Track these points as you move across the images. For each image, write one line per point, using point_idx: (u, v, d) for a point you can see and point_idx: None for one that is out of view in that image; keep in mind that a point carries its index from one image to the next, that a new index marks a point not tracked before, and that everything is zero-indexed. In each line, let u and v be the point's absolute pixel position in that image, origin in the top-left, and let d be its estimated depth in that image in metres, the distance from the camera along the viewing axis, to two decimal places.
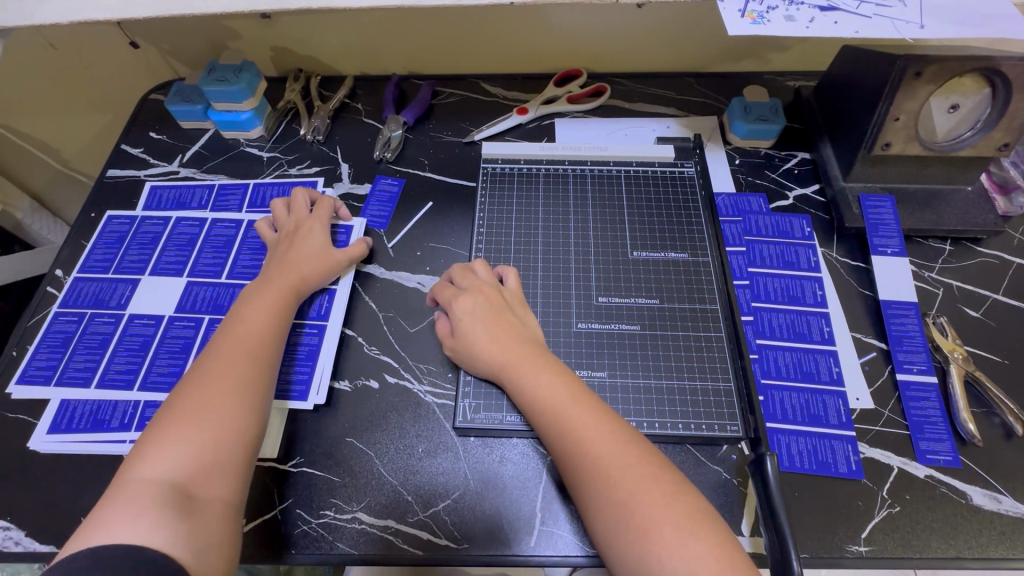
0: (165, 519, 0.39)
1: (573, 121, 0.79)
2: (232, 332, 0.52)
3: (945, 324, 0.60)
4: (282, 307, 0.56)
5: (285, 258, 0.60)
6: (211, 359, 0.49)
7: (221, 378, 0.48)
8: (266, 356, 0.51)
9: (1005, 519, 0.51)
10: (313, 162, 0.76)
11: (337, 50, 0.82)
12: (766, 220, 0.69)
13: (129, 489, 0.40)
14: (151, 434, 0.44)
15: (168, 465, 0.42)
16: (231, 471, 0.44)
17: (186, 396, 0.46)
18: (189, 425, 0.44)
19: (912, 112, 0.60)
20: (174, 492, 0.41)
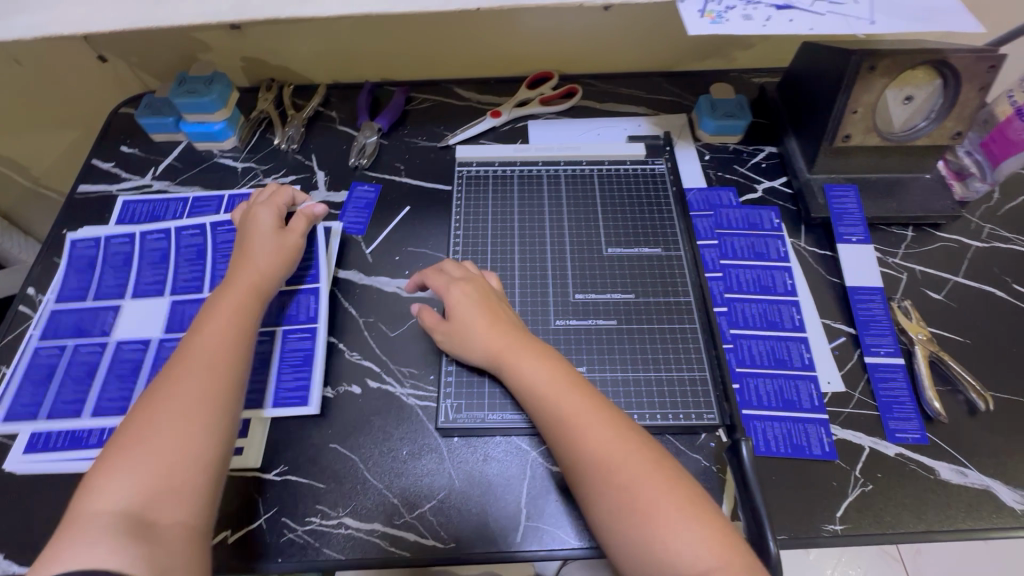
0: (123, 545, 0.39)
1: (546, 123, 0.80)
2: (190, 350, 0.50)
3: (909, 307, 0.63)
4: (244, 315, 0.54)
5: (248, 264, 0.58)
6: (173, 376, 0.48)
7: (170, 400, 0.46)
8: (225, 367, 0.50)
9: (971, 492, 0.53)
10: (288, 171, 0.76)
11: (308, 59, 0.82)
12: (736, 214, 0.71)
13: (82, 524, 0.40)
14: (103, 462, 0.43)
15: (122, 495, 0.42)
16: (193, 495, 0.43)
17: (141, 419, 0.45)
18: (140, 452, 0.43)
19: (870, 104, 0.63)
20: (127, 520, 0.40)
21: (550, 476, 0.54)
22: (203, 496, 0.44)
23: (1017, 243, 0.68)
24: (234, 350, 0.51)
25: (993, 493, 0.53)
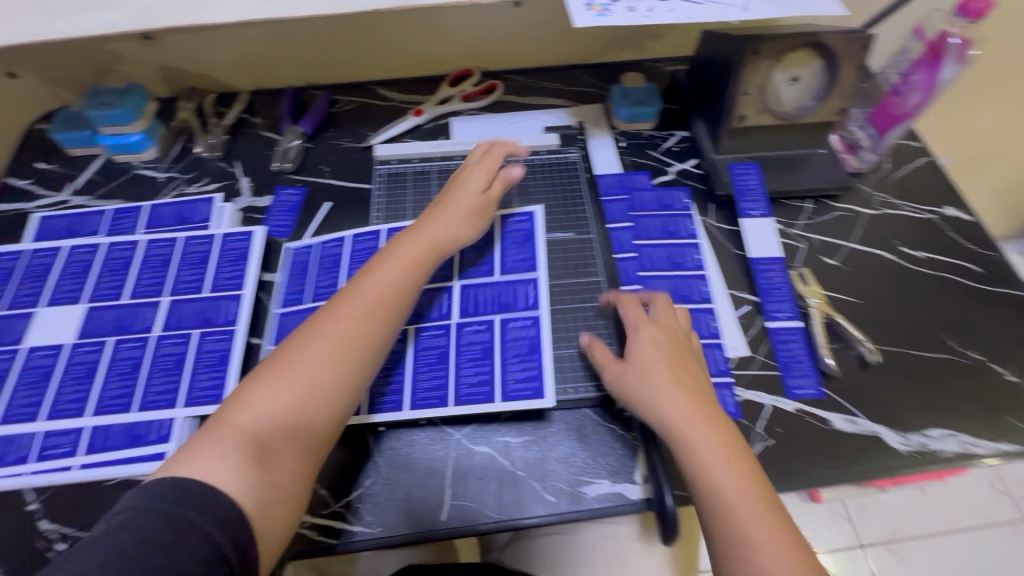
0: (243, 466, 0.43)
1: (468, 118, 0.82)
2: (356, 293, 0.53)
3: (806, 274, 0.68)
4: (402, 288, 0.55)
5: (427, 226, 0.60)
6: (327, 316, 0.52)
7: (336, 342, 0.50)
8: (379, 331, 0.52)
9: (861, 438, 0.58)
10: (212, 179, 0.76)
11: (227, 66, 0.83)
12: (649, 195, 0.74)
13: (225, 431, 0.45)
14: (253, 382, 0.48)
15: (257, 419, 0.46)
16: (313, 434, 0.48)
17: (292, 359, 0.49)
18: (299, 384, 0.48)
19: (758, 86, 0.67)
20: (257, 445, 0.45)
21: (473, 455, 0.57)
22: (325, 441, 0.49)
23: (904, 209, 0.74)
24: (400, 297, 0.55)
25: (879, 437, 0.58)
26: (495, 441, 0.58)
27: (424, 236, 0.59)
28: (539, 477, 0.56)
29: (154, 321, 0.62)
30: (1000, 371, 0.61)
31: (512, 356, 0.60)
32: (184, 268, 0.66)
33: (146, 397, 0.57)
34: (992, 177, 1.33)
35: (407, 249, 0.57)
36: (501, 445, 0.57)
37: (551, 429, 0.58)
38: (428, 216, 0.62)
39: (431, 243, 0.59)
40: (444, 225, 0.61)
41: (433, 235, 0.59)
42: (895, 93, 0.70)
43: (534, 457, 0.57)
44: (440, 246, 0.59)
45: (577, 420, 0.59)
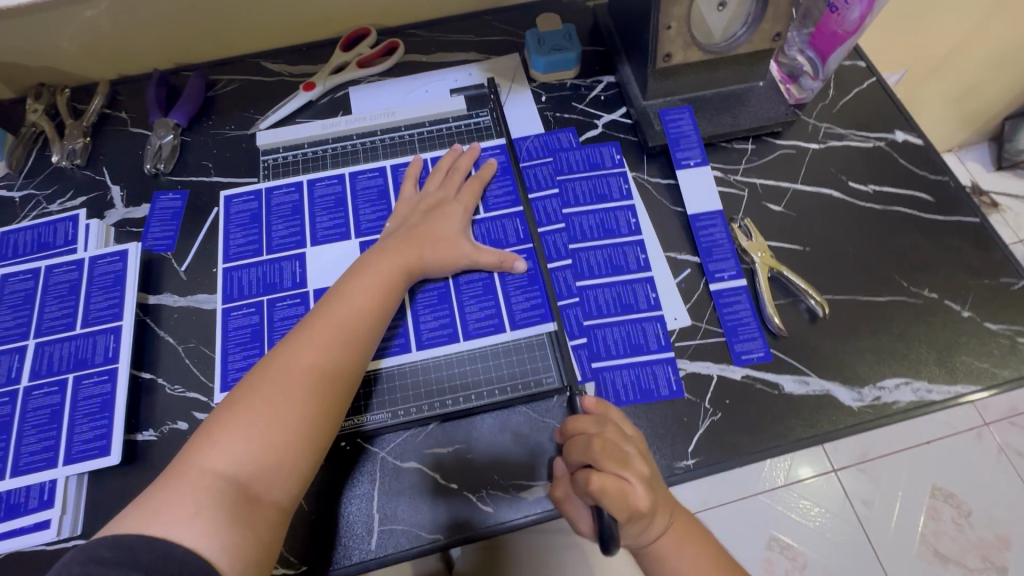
0: (218, 521, 0.39)
1: (367, 86, 0.72)
2: (327, 315, 0.50)
3: (749, 226, 0.62)
4: (387, 292, 0.53)
5: (412, 230, 0.57)
6: (299, 341, 0.48)
7: (308, 368, 0.47)
8: (355, 344, 0.49)
9: (813, 399, 0.54)
10: (76, 192, 0.66)
11: (74, 54, 0.70)
12: (576, 155, 0.66)
13: (194, 478, 0.41)
14: (219, 418, 0.44)
15: (232, 460, 0.42)
16: (295, 473, 0.44)
17: (265, 389, 0.45)
18: (272, 414, 0.44)
19: (682, 17, 0.58)
20: (235, 490, 0.41)
21: (402, 473, 0.52)
22: (306, 475, 0.45)
23: (851, 139, 0.68)
24: (377, 314, 0.52)
25: (832, 396, 0.54)
26: (426, 455, 0.53)
27: (412, 238, 0.56)
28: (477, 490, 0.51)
29: (21, 370, 0.54)
30: (954, 307, 0.58)
31: (513, 289, 0.58)
32: (49, 303, 0.57)
33: (21, 458, 0.50)
34: (949, 82, 1.26)
35: (386, 259, 0.54)
36: (431, 458, 0.53)
37: (484, 435, 0.53)
38: (419, 216, 0.59)
39: (420, 243, 0.56)
40: (431, 223, 0.58)
41: (432, 236, 0.57)
42: (833, 9, 0.61)
43: (470, 465, 0.52)
44: (426, 244, 0.56)
45: (514, 421, 0.54)
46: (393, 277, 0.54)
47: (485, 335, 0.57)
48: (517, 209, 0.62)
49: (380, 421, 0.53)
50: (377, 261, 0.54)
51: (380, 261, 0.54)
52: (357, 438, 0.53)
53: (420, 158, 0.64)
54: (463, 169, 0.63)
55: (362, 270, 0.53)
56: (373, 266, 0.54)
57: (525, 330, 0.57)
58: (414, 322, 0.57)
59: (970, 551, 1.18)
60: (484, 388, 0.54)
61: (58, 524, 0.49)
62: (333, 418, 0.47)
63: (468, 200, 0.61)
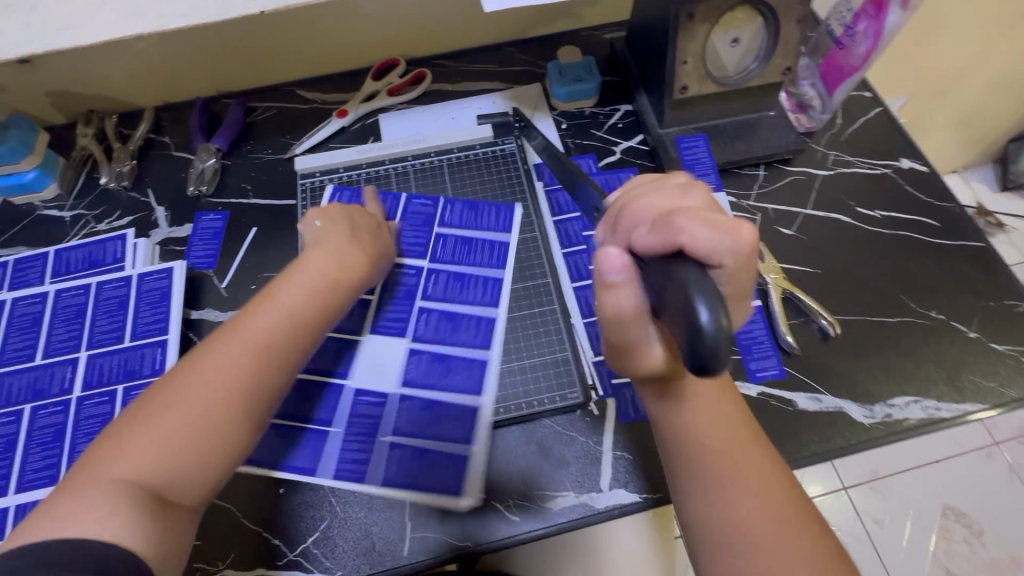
0: (130, 516, 0.38)
1: (397, 114, 0.76)
2: (237, 330, 0.48)
3: (762, 249, 0.65)
4: (297, 315, 0.51)
5: (342, 250, 0.57)
6: (221, 346, 0.47)
7: (230, 373, 0.45)
8: (273, 357, 0.48)
9: (826, 415, 0.56)
10: (122, 212, 0.70)
11: (123, 83, 0.75)
12: (596, 181, 0.69)
13: (90, 486, 0.39)
14: (127, 426, 0.42)
15: (142, 467, 0.40)
16: (206, 476, 0.43)
17: (178, 399, 0.43)
18: (184, 427, 0.43)
19: (697, 53, 0.62)
20: (138, 496, 0.40)
21: (433, 483, 0.54)
22: (215, 479, 0.44)
23: (858, 165, 0.71)
24: (304, 323, 0.51)
25: (844, 413, 0.56)
26: (387, 483, 0.53)
27: (333, 268, 0.55)
28: (462, 502, 0.53)
29: (74, 381, 0.57)
30: (960, 328, 0.60)
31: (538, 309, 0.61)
32: (99, 318, 0.60)
33: (74, 464, 0.53)
34: (953, 107, 1.30)
35: (321, 275, 0.54)
36: (404, 483, 0.53)
37: (443, 460, 0.54)
38: (372, 238, 0.60)
39: (339, 271, 0.55)
40: (367, 253, 0.59)
41: (360, 267, 0.57)
42: (840, 45, 0.65)
43: (422, 488, 0.53)
44: (337, 274, 0.55)
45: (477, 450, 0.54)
46: (296, 303, 0.51)
47: (465, 364, 0.58)
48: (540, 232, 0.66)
49: (356, 456, 0.54)
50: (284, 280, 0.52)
51: (295, 277, 0.53)
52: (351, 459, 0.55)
53: (406, 194, 0.67)
54: (425, 210, 0.66)
55: (280, 282, 0.52)
56: (265, 291, 0.52)
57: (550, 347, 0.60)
58: (386, 354, 0.59)
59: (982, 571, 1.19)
60: (452, 417, 0.56)
61: None
62: (248, 423, 0.46)
63: (424, 241, 0.64)
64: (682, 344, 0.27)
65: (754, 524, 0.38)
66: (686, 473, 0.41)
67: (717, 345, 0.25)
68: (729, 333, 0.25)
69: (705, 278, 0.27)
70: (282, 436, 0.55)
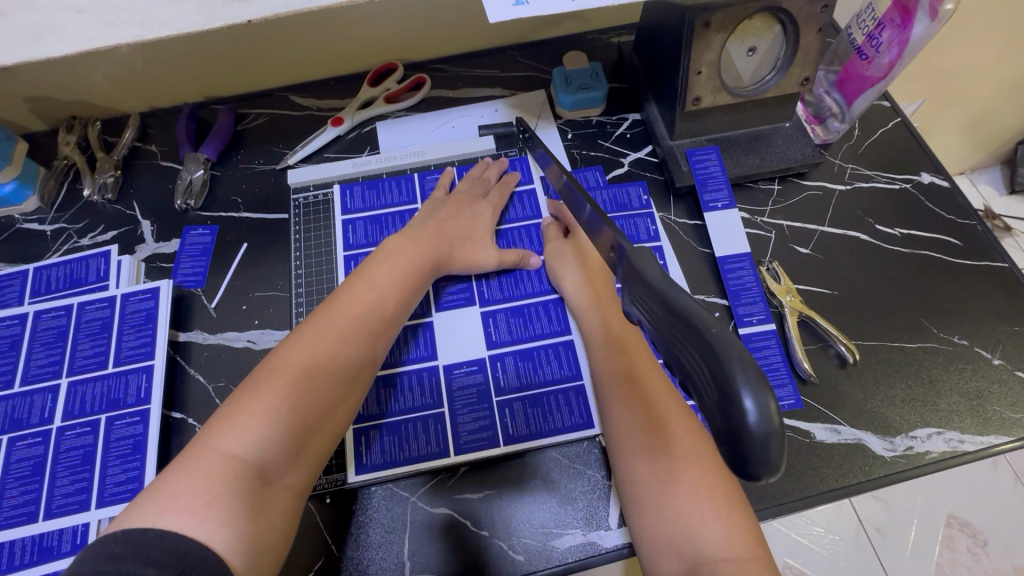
0: (236, 502, 0.39)
1: (395, 122, 0.73)
2: (347, 305, 0.50)
3: (777, 269, 0.62)
4: (412, 286, 0.55)
5: (442, 223, 0.60)
6: (325, 326, 0.48)
7: (333, 355, 0.47)
8: (376, 335, 0.51)
9: (844, 448, 0.54)
10: (106, 227, 0.67)
11: (107, 88, 0.71)
12: (604, 195, 0.66)
13: (210, 458, 0.40)
14: (235, 402, 0.43)
15: (251, 444, 0.41)
16: (306, 460, 0.45)
17: (291, 369, 0.45)
18: (289, 403, 0.43)
19: (712, 63, 0.58)
20: (254, 474, 0.41)
21: (433, 518, 0.52)
22: (314, 463, 0.46)
23: (877, 179, 0.68)
24: (399, 308, 0.53)
25: (863, 445, 0.54)
26: (514, 436, 0.54)
27: (441, 232, 0.59)
28: (593, 433, 0.54)
29: (54, 410, 0.54)
30: (984, 354, 0.58)
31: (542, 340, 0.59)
32: (81, 342, 0.57)
33: (54, 500, 0.51)
34: (964, 108, 1.26)
35: (415, 248, 0.57)
36: (529, 434, 0.54)
37: (561, 404, 0.56)
38: (448, 211, 0.62)
39: (447, 237, 0.59)
40: (462, 220, 0.61)
41: (461, 234, 0.60)
42: (862, 55, 0.62)
43: (545, 431, 0.55)
44: (451, 241, 0.60)
45: (588, 385, 0.56)
46: (416, 274, 0.56)
47: (549, 331, 0.59)
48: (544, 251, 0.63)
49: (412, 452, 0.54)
50: (380, 264, 0.55)
51: (405, 251, 0.56)
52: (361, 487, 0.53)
53: (451, 169, 0.67)
54: (493, 178, 0.66)
55: (392, 258, 0.55)
56: (365, 271, 0.54)
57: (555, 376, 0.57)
58: (468, 337, 0.59)
59: None
60: (553, 369, 0.57)
61: None
62: (344, 409, 0.47)
63: (442, 224, 0.60)
64: (717, 425, 0.25)
65: (672, 480, 0.44)
66: (620, 439, 0.48)
67: (767, 449, 0.23)
68: (778, 428, 0.24)
69: (749, 357, 0.25)
70: (391, 432, 0.55)
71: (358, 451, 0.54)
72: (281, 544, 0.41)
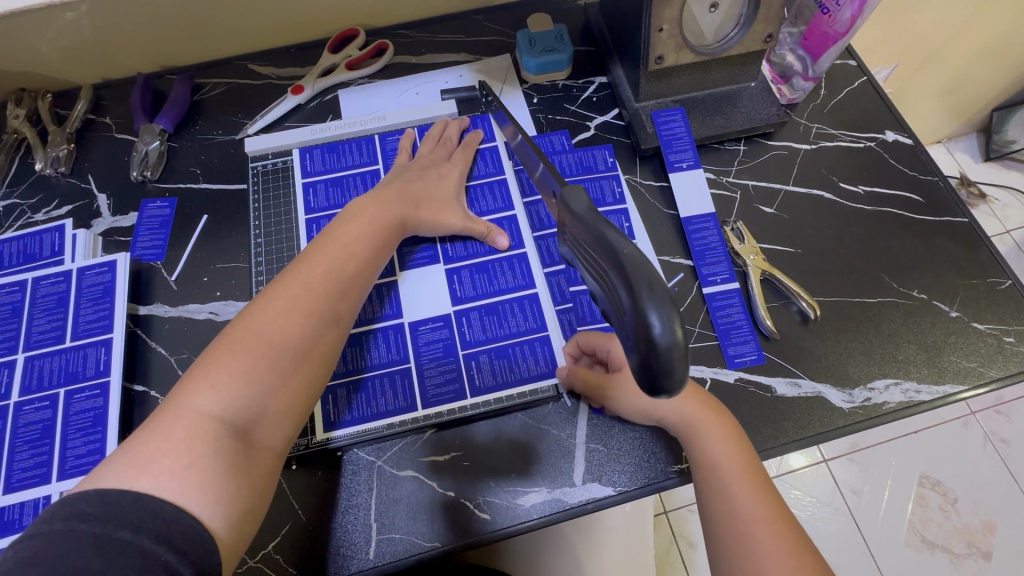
0: (217, 462, 0.38)
1: (357, 89, 0.71)
2: (319, 260, 0.49)
3: (741, 229, 0.62)
4: (382, 241, 0.53)
5: (407, 184, 0.58)
6: (294, 285, 0.46)
7: (308, 314, 0.46)
8: (350, 291, 0.49)
9: (804, 401, 0.55)
10: (61, 201, 0.65)
11: (55, 58, 0.68)
12: (569, 158, 0.66)
13: (184, 419, 0.39)
14: (205, 362, 0.42)
15: (228, 404, 0.40)
16: (289, 416, 0.44)
17: (263, 327, 0.44)
18: (263, 362, 0.43)
19: (674, 20, 0.57)
20: (233, 434, 0.40)
21: (399, 482, 0.52)
22: (298, 420, 0.45)
23: (842, 139, 0.68)
24: (372, 262, 0.52)
25: (823, 398, 0.55)
26: (479, 388, 0.54)
27: (406, 191, 0.57)
28: (557, 383, 0.55)
29: (11, 385, 0.53)
30: (942, 308, 0.58)
31: (507, 302, 0.58)
32: (37, 316, 0.56)
33: (14, 474, 0.50)
34: (939, 74, 1.26)
35: (381, 206, 0.55)
36: (494, 386, 0.55)
37: (525, 355, 0.56)
38: (414, 173, 0.60)
39: (415, 198, 0.58)
40: (427, 182, 0.60)
41: (428, 193, 0.59)
42: (824, 10, 0.61)
43: (511, 383, 0.55)
44: (420, 201, 0.58)
45: (554, 336, 0.56)
46: (386, 229, 0.54)
47: (513, 286, 0.59)
48: (511, 214, 0.63)
49: (374, 412, 0.54)
50: (350, 222, 0.53)
51: (372, 210, 0.54)
52: (329, 452, 0.53)
53: (411, 131, 0.66)
54: (454, 138, 0.65)
55: (358, 216, 0.53)
56: (335, 229, 0.52)
57: (520, 337, 0.57)
58: (433, 295, 0.59)
59: (956, 536, 1.21)
60: (518, 323, 0.57)
61: None
62: (325, 363, 0.47)
63: (409, 186, 0.58)
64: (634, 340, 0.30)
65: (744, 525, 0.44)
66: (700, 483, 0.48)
67: (671, 361, 0.29)
68: (681, 342, 0.29)
69: (658, 281, 0.29)
70: (359, 390, 0.54)
71: (324, 410, 0.53)
72: (263, 505, 0.41)
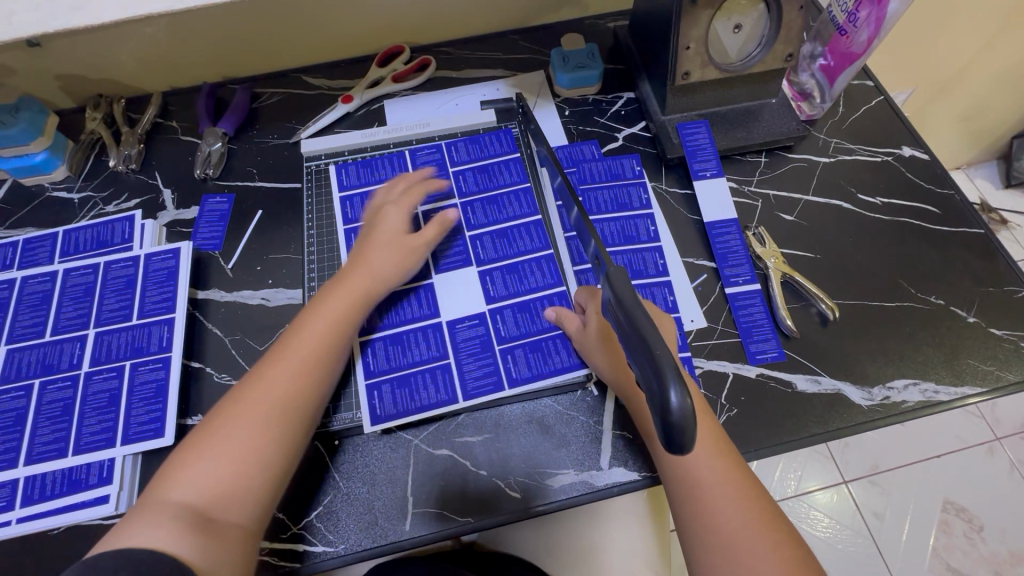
0: (179, 532, 0.41)
1: (403, 100, 0.77)
2: (273, 350, 0.52)
3: (763, 234, 0.65)
4: (337, 318, 0.54)
5: (363, 258, 0.59)
6: (247, 381, 0.50)
7: (255, 401, 0.48)
8: (303, 373, 0.51)
9: (825, 398, 0.57)
10: (130, 195, 0.71)
11: (133, 67, 0.75)
12: (598, 166, 0.69)
13: (152, 507, 0.43)
14: (176, 458, 0.46)
15: (189, 490, 0.44)
16: (252, 495, 0.45)
17: (220, 422, 0.47)
18: (213, 451, 0.46)
19: (700, 39, 0.61)
20: (192, 512, 0.43)
21: (434, 460, 0.55)
22: (263, 496, 0.46)
23: (859, 153, 0.71)
24: (327, 341, 0.53)
25: (842, 395, 0.57)
26: (518, 379, 0.58)
27: (365, 266, 0.58)
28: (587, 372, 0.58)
29: (82, 357, 0.58)
30: (960, 313, 0.60)
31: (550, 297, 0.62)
32: (107, 297, 0.61)
33: (80, 438, 0.54)
34: (957, 101, 1.29)
35: (339, 286, 0.56)
36: (529, 376, 0.58)
37: (558, 347, 0.59)
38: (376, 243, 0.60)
39: (370, 270, 0.58)
40: (388, 251, 0.60)
41: (385, 262, 0.59)
42: (842, 32, 0.65)
43: (546, 372, 0.58)
44: (376, 272, 0.58)
45: None
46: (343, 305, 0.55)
47: (543, 283, 0.62)
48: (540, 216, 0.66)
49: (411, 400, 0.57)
50: (308, 309, 0.55)
51: (332, 291, 0.56)
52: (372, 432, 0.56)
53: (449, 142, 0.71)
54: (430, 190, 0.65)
55: (316, 302, 0.55)
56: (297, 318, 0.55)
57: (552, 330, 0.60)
58: (468, 295, 0.62)
59: (983, 565, 1.18)
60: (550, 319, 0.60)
61: (115, 499, 0.52)
62: (289, 446, 0.48)
63: (377, 251, 0.59)
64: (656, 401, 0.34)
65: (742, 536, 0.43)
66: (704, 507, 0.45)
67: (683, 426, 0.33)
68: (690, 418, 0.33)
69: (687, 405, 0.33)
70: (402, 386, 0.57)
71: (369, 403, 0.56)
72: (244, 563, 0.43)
